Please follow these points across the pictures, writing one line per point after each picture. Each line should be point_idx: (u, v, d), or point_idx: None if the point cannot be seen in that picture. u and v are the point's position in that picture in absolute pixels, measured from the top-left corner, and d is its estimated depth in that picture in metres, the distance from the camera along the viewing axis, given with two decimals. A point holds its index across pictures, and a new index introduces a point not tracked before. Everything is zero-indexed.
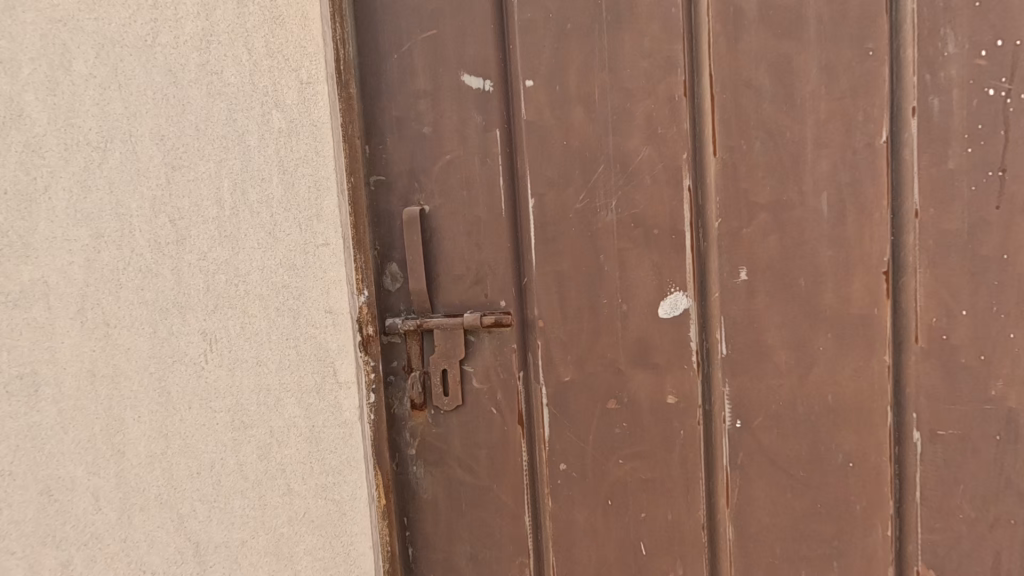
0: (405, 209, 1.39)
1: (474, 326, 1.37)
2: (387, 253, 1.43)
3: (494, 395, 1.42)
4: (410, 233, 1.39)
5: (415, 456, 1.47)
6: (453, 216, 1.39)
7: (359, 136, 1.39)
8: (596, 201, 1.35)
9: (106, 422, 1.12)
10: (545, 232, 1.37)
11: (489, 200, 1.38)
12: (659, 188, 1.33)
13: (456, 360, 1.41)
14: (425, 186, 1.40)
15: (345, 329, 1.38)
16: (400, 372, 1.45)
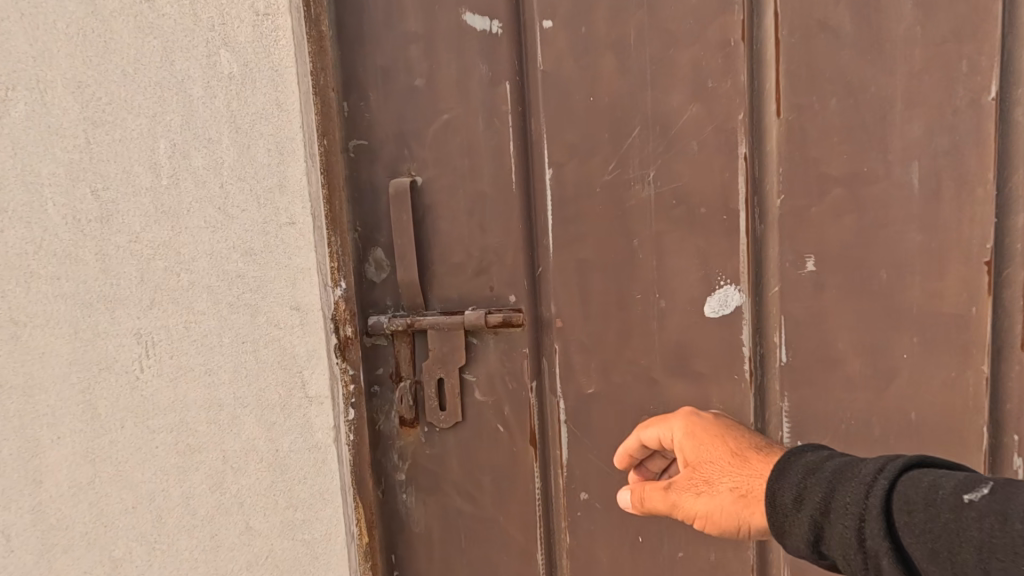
0: (393, 181, 1.13)
1: (477, 326, 1.12)
2: (370, 236, 1.15)
3: (501, 410, 1.17)
4: (398, 211, 1.12)
5: (405, 483, 1.21)
6: (452, 191, 1.13)
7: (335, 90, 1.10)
8: (629, 172, 1.09)
9: (25, 442, 0.98)
10: (566, 211, 1.11)
11: (496, 171, 1.12)
12: (708, 158, 1.08)
13: (456, 368, 1.15)
14: (416, 152, 1.13)
15: (318, 336, 1.06)
16: (386, 381, 1.19)
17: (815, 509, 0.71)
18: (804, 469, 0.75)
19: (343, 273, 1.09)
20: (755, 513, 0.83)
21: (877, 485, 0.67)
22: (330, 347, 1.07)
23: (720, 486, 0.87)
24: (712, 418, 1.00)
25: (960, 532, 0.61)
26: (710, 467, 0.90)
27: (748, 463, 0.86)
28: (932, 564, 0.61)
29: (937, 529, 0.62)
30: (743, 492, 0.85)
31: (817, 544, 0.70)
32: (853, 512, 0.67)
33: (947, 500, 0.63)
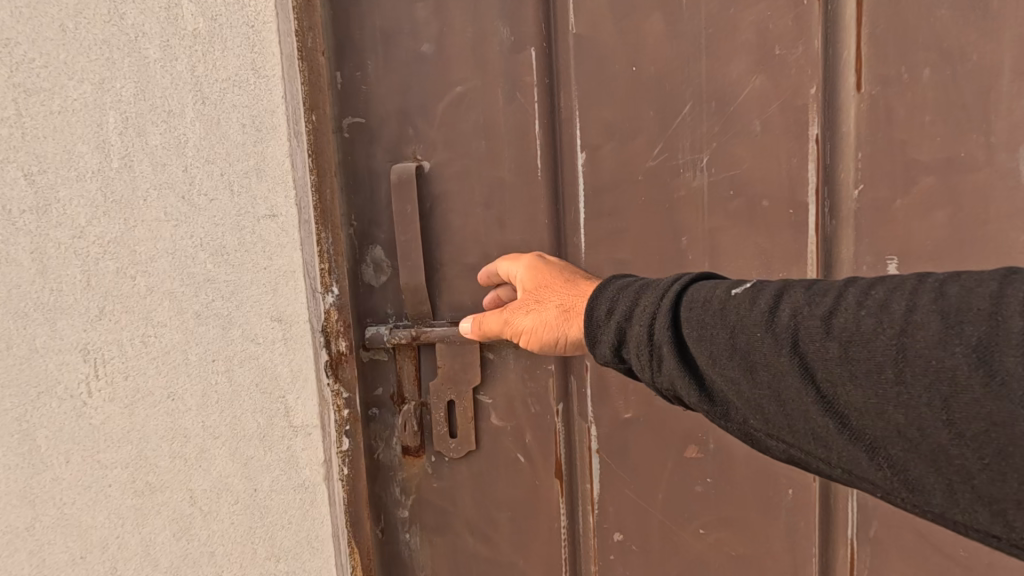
0: (394, 167, 0.94)
1: (494, 339, 0.95)
2: (367, 232, 0.97)
3: (522, 436, 1.00)
4: (400, 202, 0.94)
5: (409, 521, 1.04)
6: (465, 179, 0.95)
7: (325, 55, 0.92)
8: (678, 157, 0.91)
9: None
10: (602, 204, 0.94)
11: (518, 155, 0.94)
12: (772, 141, 0.90)
13: (469, 388, 0.98)
14: (423, 132, 0.94)
15: (305, 353, 0.86)
16: (386, 403, 1.01)
17: (624, 314, 0.73)
18: (623, 287, 0.76)
19: (336, 276, 0.89)
20: (574, 325, 0.82)
21: (674, 291, 0.70)
22: (320, 365, 0.88)
23: (547, 304, 0.83)
24: (560, 261, 0.91)
25: (747, 330, 0.61)
26: (540, 288, 0.84)
27: (574, 287, 0.83)
28: (698, 346, 0.65)
29: (729, 320, 0.63)
30: (567, 309, 0.82)
31: (620, 347, 0.73)
32: (645, 317, 0.70)
33: (732, 299, 0.64)
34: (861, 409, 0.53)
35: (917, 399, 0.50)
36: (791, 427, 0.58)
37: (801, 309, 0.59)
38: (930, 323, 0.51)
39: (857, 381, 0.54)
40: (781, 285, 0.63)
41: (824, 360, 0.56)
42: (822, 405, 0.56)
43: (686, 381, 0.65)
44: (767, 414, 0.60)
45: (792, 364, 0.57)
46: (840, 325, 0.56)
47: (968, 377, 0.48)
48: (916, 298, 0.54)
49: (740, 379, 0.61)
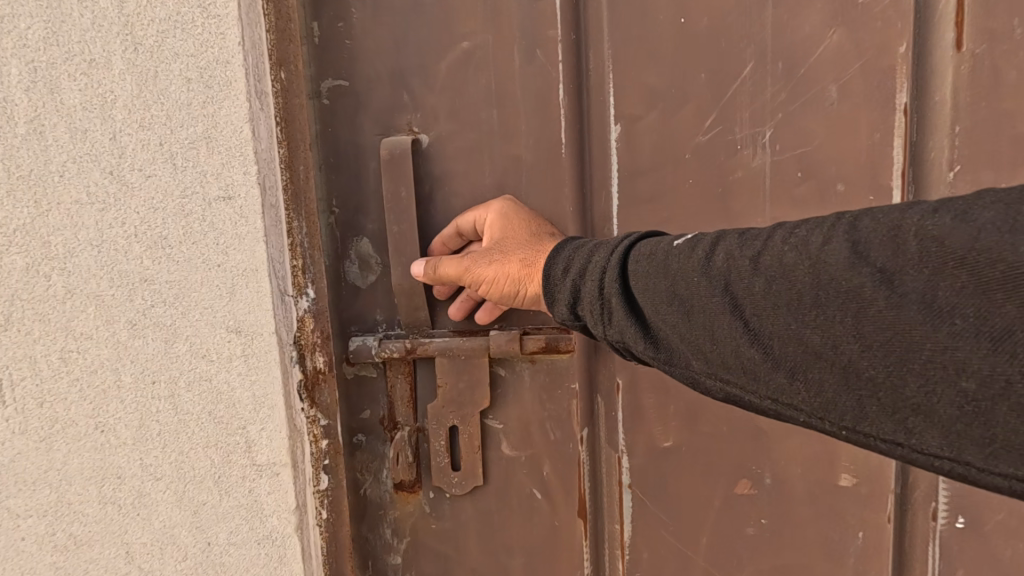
0: (385, 140, 0.76)
1: (507, 353, 0.78)
2: (352, 222, 0.80)
3: (538, 468, 0.83)
4: (392, 185, 0.75)
5: (402, 569, 0.86)
6: (472, 157, 0.77)
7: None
8: (734, 132, 0.74)
9: None
10: (640, 189, 0.77)
11: (537, 128, 0.76)
12: (851, 112, 0.73)
13: (476, 411, 0.80)
14: (420, 98, 0.77)
15: (271, 375, 0.67)
16: (374, 429, 0.84)
17: (578, 269, 0.63)
18: (576, 245, 0.66)
19: (312, 275, 0.70)
20: (534, 286, 0.72)
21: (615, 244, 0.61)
22: (292, 386, 0.69)
23: (512, 258, 0.72)
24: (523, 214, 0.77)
25: (679, 270, 0.53)
26: (509, 242, 0.71)
27: (543, 244, 0.71)
28: (639, 295, 0.55)
29: (661, 263, 0.54)
30: (530, 267, 0.72)
31: (576, 305, 0.62)
32: (596, 268, 0.61)
33: (668, 246, 0.55)
34: (793, 346, 0.45)
35: (843, 330, 0.43)
36: (727, 371, 0.49)
37: (732, 251, 0.51)
38: (847, 251, 0.44)
39: (781, 311, 0.46)
40: (713, 230, 0.55)
41: (753, 298, 0.47)
42: (752, 342, 0.47)
43: (630, 326, 0.55)
44: (700, 354, 0.51)
45: (722, 303, 0.49)
46: (768, 261, 0.48)
47: (889, 301, 0.41)
48: (835, 230, 0.46)
49: (675, 320, 0.52)
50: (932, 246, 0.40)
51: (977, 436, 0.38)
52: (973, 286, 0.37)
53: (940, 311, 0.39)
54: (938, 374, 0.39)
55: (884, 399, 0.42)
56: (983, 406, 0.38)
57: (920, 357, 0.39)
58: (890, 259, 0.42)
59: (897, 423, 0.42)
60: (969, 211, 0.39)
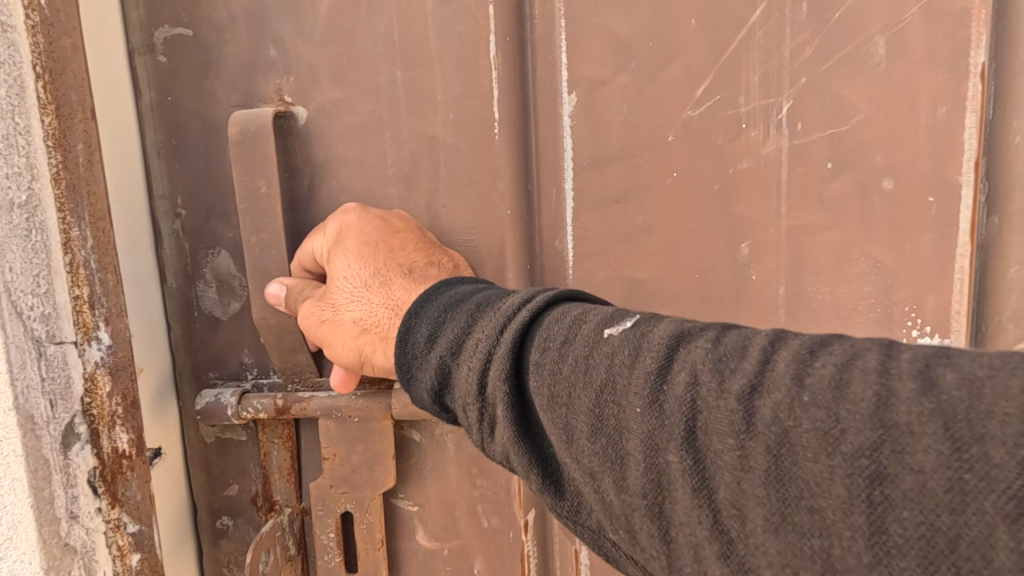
0: (238, 113, 0.53)
1: (415, 416, 0.56)
2: (204, 228, 0.57)
3: (466, 564, 0.61)
4: (247, 177, 0.52)
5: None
6: (367, 138, 0.54)
7: None
8: (739, 102, 0.52)
9: None
10: (604, 184, 0.54)
11: (460, 98, 0.54)
12: (906, 76, 0.51)
13: (377, 492, 0.58)
14: (292, 53, 0.54)
15: (12, 473, 0.45)
16: (244, 512, 0.61)
17: (446, 345, 0.44)
18: (443, 299, 0.47)
19: (105, 312, 0.49)
20: (378, 354, 0.52)
21: (519, 320, 0.41)
22: (66, 482, 0.47)
23: (344, 318, 0.52)
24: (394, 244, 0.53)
25: (623, 403, 0.35)
26: (339, 296, 0.53)
27: (389, 291, 0.53)
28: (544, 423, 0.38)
29: (593, 377, 0.37)
30: (370, 329, 0.52)
31: (439, 393, 0.44)
32: (474, 352, 0.42)
33: (608, 349, 0.37)
34: (791, 573, 0.29)
35: (888, 571, 0.27)
36: (671, 571, 0.34)
37: (709, 379, 0.33)
38: (919, 433, 0.28)
39: (778, 513, 0.30)
40: (674, 324, 0.38)
41: (739, 477, 0.31)
42: (721, 548, 0.32)
43: (525, 461, 0.39)
44: (632, 532, 0.35)
45: (686, 479, 0.32)
46: (768, 415, 0.31)
47: (1003, 559, 0.25)
48: (891, 384, 0.30)
49: (600, 477, 0.35)
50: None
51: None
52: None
53: None
54: None
55: None
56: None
57: None
58: (999, 468, 0.26)
59: None
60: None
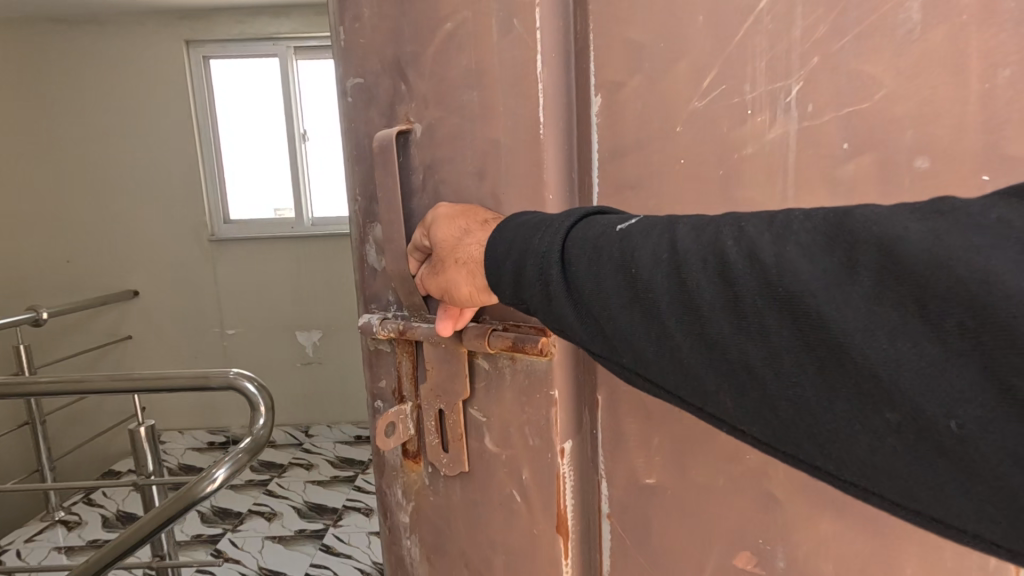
0: (379, 132, 0.76)
1: (476, 349, 0.74)
2: (368, 209, 0.83)
3: (518, 471, 0.76)
4: (383, 176, 0.76)
5: (409, 529, 0.88)
6: (455, 142, 0.72)
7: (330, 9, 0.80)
8: (746, 90, 0.54)
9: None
10: (622, 172, 0.63)
11: (517, 106, 0.68)
12: (951, 43, 0.46)
13: (457, 400, 0.78)
14: (414, 86, 0.74)
15: None
16: (387, 398, 0.87)
17: (517, 253, 0.62)
18: (517, 224, 0.65)
19: None
20: (478, 278, 0.68)
21: (570, 225, 0.60)
22: None
23: (448, 263, 0.69)
24: (462, 212, 0.70)
25: (629, 266, 0.54)
26: (439, 249, 0.69)
27: (472, 237, 0.69)
28: (586, 283, 0.57)
29: (612, 251, 0.56)
30: (468, 261, 0.68)
31: (518, 288, 0.63)
32: (539, 252, 0.60)
33: (622, 234, 0.56)
34: (715, 343, 0.48)
35: (765, 333, 0.45)
36: (656, 364, 0.53)
37: (679, 240, 0.52)
38: (787, 252, 0.46)
39: (711, 310, 0.48)
40: (663, 219, 0.56)
41: (689, 293, 0.50)
42: (681, 338, 0.50)
43: (574, 315, 0.58)
44: (632, 348, 0.54)
45: (662, 299, 0.51)
46: (707, 251, 0.50)
47: (821, 313, 0.43)
48: (782, 229, 0.47)
49: (615, 312, 0.55)
50: (870, 262, 0.42)
51: (863, 444, 0.43)
52: (906, 313, 0.40)
53: (873, 331, 0.41)
54: (854, 393, 0.42)
55: (788, 401, 0.45)
56: (872, 417, 0.42)
57: (841, 374, 0.42)
58: (820, 261, 0.44)
59: (798, 429, 0.46)
60: (915, 228, 0.41)
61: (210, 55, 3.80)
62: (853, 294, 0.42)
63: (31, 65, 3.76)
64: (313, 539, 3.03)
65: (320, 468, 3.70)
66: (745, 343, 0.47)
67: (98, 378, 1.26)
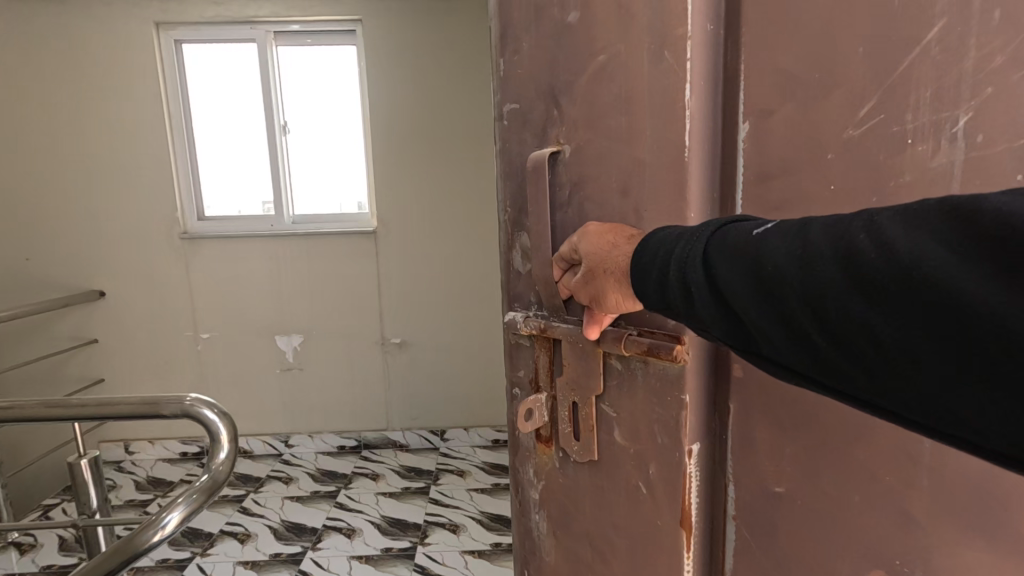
0: (533, 153, 0.86)
1: (612, 351, 0.81)
2: (516, 219, 0.92)
3: (644, 465, 0.82)
4: (534, 192, 0.86)
5: (537, 505, 0.99)
6: (601, 163, 0.79)
7: (492, 46, 0.91)
8: (909, 120, 0.56)
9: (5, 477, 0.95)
10: (767, 194, 0.67)
11: (664, 130, 0.73)
12: None
13: (590, 395, 0.86)
14: (566, 112, 0.82)
15: None
16: (524, 386, 0.97)
17: (660, 261, 0.70)
18: (661, 236, 0.72)
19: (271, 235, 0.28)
20: (623, 285, 0.75)
21: (712, 235, 0.68)
22: None
23: (596, 272, 0.77)
24: (609, 229, 0.78)
25: (765, 266, 0.61)
26: (588, 258, 0.77)
27: (617, 250, 0.76)
28: (724, 283, 0.65)
29: (748, 252, 0.63)
30: (612, 271, 0.75)
31: (659, 294, 0.71)
32: (681, 260, 0.68)
33: (759, 237, 0.63)
34: (846, 327, 0.55)
35: (896, 314, 0.52)
36: (793, 350, 0.61)
37: (814, 240, 0.59)
38: (920, 242, 0.51)
39: (844, 299, 0.55)
40: (801, 220, 0.62)
41: (822, 285, 0.57)
42: (816, 325, 0.58)
43: (712, 313, 0.66)
44: (768, 337, 0.62)
45: (797, 292, 0.59)
46: (842, 245, 0.56)
47: (950, 294, 0.48)
48: (919, 224, 0.52)
49: (751, 307, 0.63)
50: (1004, 243, 0.46)
51: (999, 408, 0.47)
52: None
53: (1005, 304, 0.45)
54: (984, 362, 0.47)
55: (921, 373, 0.51)
56: (1005, 385, 0.46)
57: (972, 346, 0.47)
58: (954, 248, 0.49)
59: (931, 399, 0.51)
60: None
61: (183, 41, 4.24)
62: (977, 273, 0.47)
63: (82, 84, 4.15)
64: (287, 566, 3.33)
65: (298, 483, 4.26)
66: (877, 325, 0.53)
67: (31, 406, 1.49)
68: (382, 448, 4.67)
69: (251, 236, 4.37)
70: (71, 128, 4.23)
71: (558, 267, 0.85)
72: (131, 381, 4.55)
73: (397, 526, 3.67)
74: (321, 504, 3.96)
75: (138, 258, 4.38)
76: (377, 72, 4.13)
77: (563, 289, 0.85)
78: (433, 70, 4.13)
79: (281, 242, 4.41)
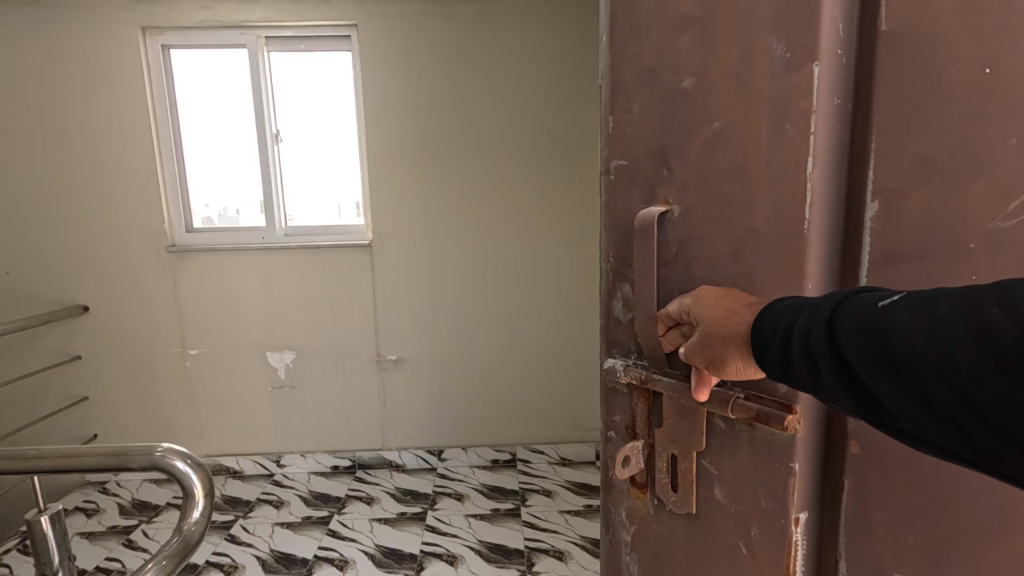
0: (640, 211, 0.84)
1: (717, 412, 0.80)
2: (617, 270, 0.91)
3: (746, 526, 0.80)
4: (642, 250, 0.84)
5: (630, 547, 0.98)
6: (712, 226, 0.78)
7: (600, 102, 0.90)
8: None
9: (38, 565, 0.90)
10: (898, 275, 0.68)
11: (784, 196, 0.71)
12: None
13: (691, 450, 0.84)
14: (676, 173, 0.80)
15: None
16: (621, 430, 0.96)
17: (781, 330, 0.68)
18: (780, 307, 0.70)
19: None
20: (739, 354, 0.74)
21: (835, 305, 0.66)
22: None
23: (714, 338, 0.75)
24: (726, 296, 0.76)
25: (894, 342, 0.60)
26: (705, 322, 0.75)
27: (737, 317, 0.74)
28: (851, 356, 0.63)
29: (874, 326, 0.61)
30: (732, 338, 0.74)
31: (779, 365, 0.69)
32: (802, 330, 0.66)
33: (885, 309, 0.62)
34: (994, 407, 0.53)
35: None
36: (933, 427, 0.59)
37: (946, 316, 0.57)
38: None
39: (991, 378, 0.53)
40: (926, 292, 0.61)
41: (961, 363, 0.55)
42: (959, 404, 0.56)
43: (840, 387, 0.65)
44: (907, 415, 0.60)
45: (936, 368, 0.57)
46: (980, 321, 0.54)
47: None
48: None
49: (885, 383, 0.61)
50: None
51: None
52: None
53: None
54: None
55: None
56: None
57: None
58: None
59: None
60: None
61: (172, 45, 4.10)
62: None
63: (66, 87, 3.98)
64: None
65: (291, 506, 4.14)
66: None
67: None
68: (378, 468, 4.57)
69: (240, 249, 4.22)
70: (54, 130, 4.04)
71: (665, 321, 0.83)
72: (115, 397, 4.36)
73: (393, 555, 3.58)
74: (312, 532, 3.84)
75: (125, 270, 4.21)
76: (379, 87, 4.08)
77: (666, 344, 0.83)
78: (438, 88, 4.10)
79: (273, 257, 4.28)
